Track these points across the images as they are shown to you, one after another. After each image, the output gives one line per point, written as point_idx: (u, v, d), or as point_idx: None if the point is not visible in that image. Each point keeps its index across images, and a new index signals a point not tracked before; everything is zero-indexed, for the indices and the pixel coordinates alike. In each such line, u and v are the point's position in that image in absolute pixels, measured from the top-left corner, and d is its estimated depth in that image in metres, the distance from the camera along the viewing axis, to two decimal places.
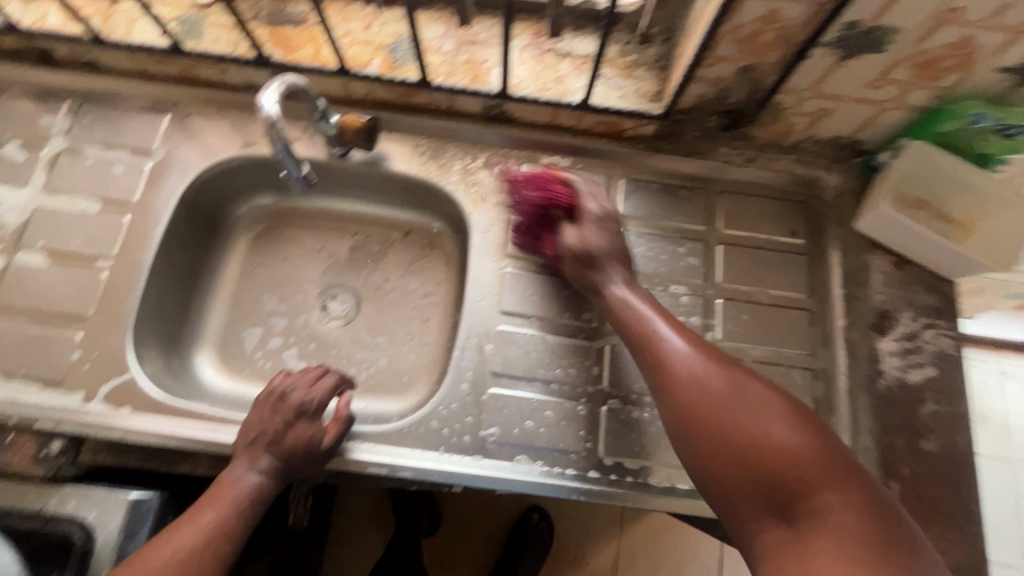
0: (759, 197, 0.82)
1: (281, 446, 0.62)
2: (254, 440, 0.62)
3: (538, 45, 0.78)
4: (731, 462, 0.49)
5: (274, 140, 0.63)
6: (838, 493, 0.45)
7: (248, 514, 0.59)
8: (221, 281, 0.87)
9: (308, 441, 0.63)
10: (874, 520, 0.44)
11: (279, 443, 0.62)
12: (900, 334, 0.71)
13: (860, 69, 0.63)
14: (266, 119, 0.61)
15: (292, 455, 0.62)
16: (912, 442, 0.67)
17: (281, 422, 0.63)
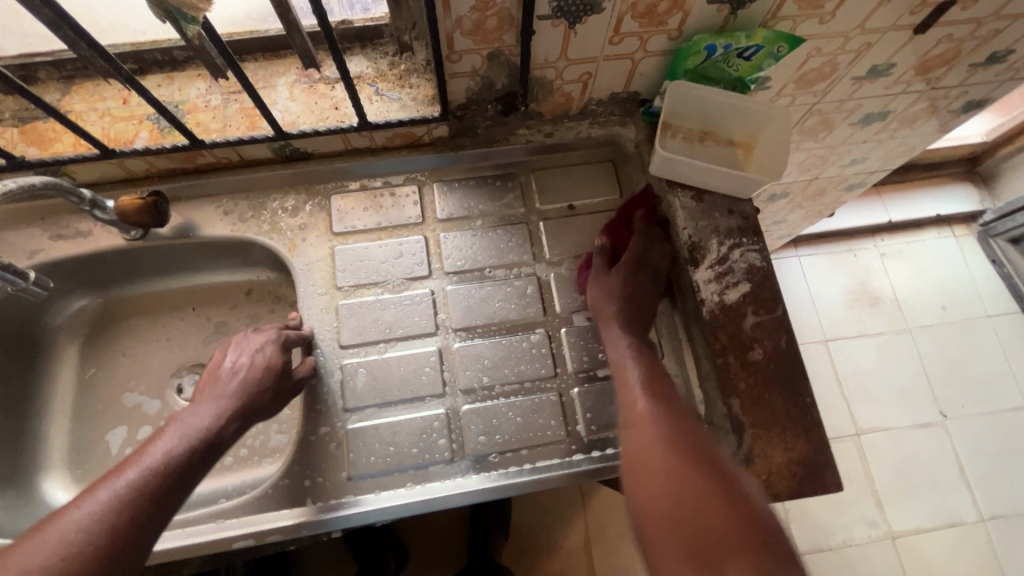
0: (567, 168, 0.85)
1: (188, 423, 0.61)
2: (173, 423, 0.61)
3: (306, 77, 0.77)
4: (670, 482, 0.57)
5: None
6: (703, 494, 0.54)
7: (187, 463, 0.57)
8: (61, 397, 0.82)
9: (199, 424, 0.61)
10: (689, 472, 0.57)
11: (184, 424, 0.60)
12: (711, 261, 0.75)
13: (593, 32, 0.66)
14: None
15: (189, 440, 0.59)
16: (742, 357, 0.71)
17: (196, 407, 0.63)
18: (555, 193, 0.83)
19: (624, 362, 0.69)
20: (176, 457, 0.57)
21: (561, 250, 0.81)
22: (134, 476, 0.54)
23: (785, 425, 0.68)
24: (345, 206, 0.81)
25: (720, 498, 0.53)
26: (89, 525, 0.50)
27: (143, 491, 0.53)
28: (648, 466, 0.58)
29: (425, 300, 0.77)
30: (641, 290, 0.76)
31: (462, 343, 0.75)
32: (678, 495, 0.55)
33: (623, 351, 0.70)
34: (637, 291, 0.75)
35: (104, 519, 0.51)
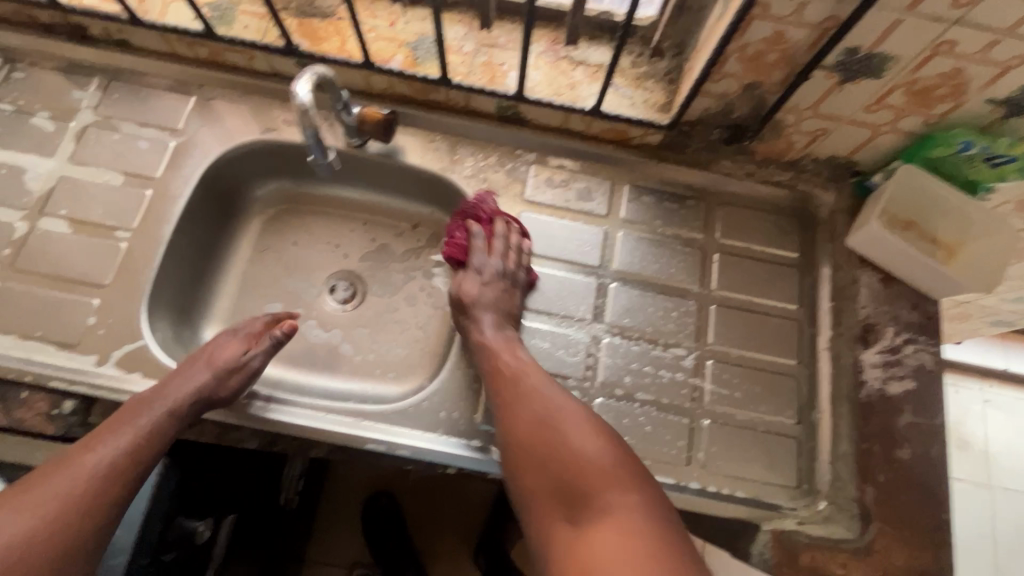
0: (756, 211, 0.85)
1: (162, 405, 0.62)
2: (138, 405, 0.62)
3: (554, 51, 0.81)
4: (550, 476, 0.61)
5: (308, 126, 0.65)
6: (607, 488, 0.58)
7: (161, 431, 0.61)
8: (235, 260, 0.90)
9: (166, 408, 0.62)
10: (601, 480, 0.58)
11: (152, 408, 0.62)
12: (883, 347, 0.74)
13: (858, 93, 0.66)
14: (300, 105, 0.64)
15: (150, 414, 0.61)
16: (889, 451, 0.70)
17: (168, 386, 0.64)
18: (738, 232, 0.84)
19: (510, 362, 0.69)
20: (143, 442, 0.60)
21: (729, 286, 0.81)
22: (87, 463, 0.56)
23: (914, 531, 0.67)
24: (541, 178, 0.84)
25: (619, 465, 0.60)
26: (91, 473, 0.56)
27: (117, 467, 0.57)
28: (547, 435, 0.62)
29: (589, 289, 0.79)
30: (503, 298, 0.75)
31: (612, 341, 0.77)
32: (577, 463, 0.60)
33: (485, 336, 0.72)
34: (500, 297, 0.75)
35: (100, 468, 0.56)
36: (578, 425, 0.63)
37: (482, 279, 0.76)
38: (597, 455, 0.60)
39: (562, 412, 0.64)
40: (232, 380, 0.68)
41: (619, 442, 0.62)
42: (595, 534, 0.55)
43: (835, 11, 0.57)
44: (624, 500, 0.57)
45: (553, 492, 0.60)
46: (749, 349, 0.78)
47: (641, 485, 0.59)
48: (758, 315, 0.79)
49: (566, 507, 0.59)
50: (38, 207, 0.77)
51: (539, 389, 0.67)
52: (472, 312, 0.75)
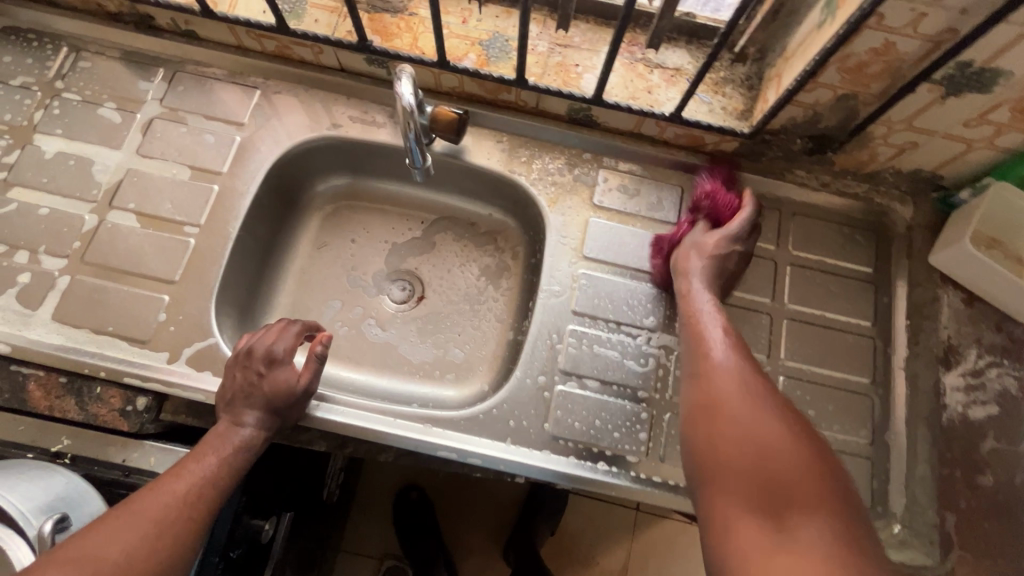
0: (831, 222, 0.82)
1: (233, 440, 0.61)
2: (213, 438, 0.61)
3: (630, 53, 0.79)
4: (736, 459, 0.54)
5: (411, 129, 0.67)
6: (813, 495, 0.49)
7: (236, 464, 0.60)
8: (295, 257, 0.89)
9: (239, 441, 0.61)
10: (829, 505, 0.49)
11: (226, 441, 0.61)
12: (966, 370, 0.72)
13: (959, 108, 0.64)
14: (404, 107, 0.65)
15: (220, 450, 0.60)
16: (970, 477, 0.69)
17: (233, 418, 0.63)
18: (811, 244, 0.81)
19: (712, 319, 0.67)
20: (223, 474, 0.58)
21: (801, 299, 0.79)
22: (177, 490, 0.55)
23: (996, 559, 0.66)
24: (610, 182, 0.82)
25: (820, 474, 0.51)
26: (169, 511, 0.53)
27: (194, 500, 0.55)
28: (748, 430, 0.55)
29: (659, 299, 0.78)
30: (714, 268, 0.73)
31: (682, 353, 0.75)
32: (775, 458, 0.52)
33: (694, 286, 0.71)
34: (709, 267, 0.72)
35: (177, 505, 0.54)
36: (756, 408, 0.56)
37: (712, 249, 0.74)
38: (797, 457, 0.52)
39: (799, 441, 0.54)
40: (292, 409, 0.66)
41: (818, 441, 0.55)
42: (799, 538, 0.47)
43: (954, 25, 0.54)
44: (815, 521, 0.48)
45: (743, 481, 0.52)
46: (823, 365, 0.76)
47: (811, 453, 0.53)
48: (831, 331, 0.77)
49: (761, 504, 0.50)
50: (107, 200, 0.77)
51: (711, 368, 0.61)
52: (682, 272, 0.73)
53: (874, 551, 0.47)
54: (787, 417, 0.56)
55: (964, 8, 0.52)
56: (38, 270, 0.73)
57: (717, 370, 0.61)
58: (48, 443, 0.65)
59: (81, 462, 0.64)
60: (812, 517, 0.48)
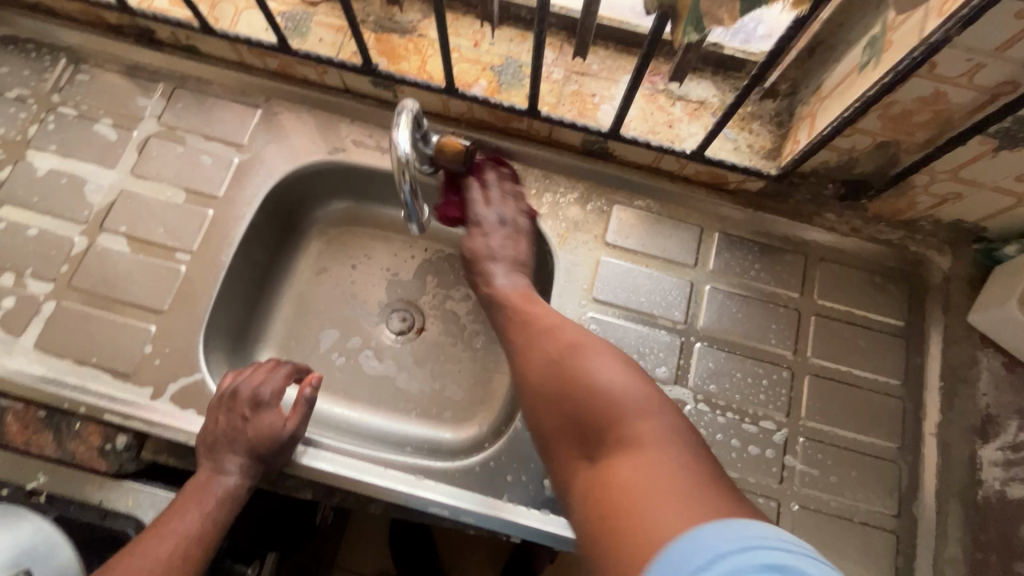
0: (861, 271, 0.77)
1: (216, 491, 0.55)
2: (194, 490, 0.55)
3: (651, 84, 0.74)
4: (557, 408, 0.54)
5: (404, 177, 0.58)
6: (647, 422, 0.48)
7: (221, 517, 0.54)
8: (292, 282, 0.85)
9: (222, 492, 0.55)
10: (645, 417, 0.49)
11: (208, 493, 0.55)
12: (1005, 443, 0.67)
13: (1013, 163, 0.58)
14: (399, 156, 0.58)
15: (202, 503, 0.54)
16: (1007, 562, 0.63)
17: (214, 465, 0.56)
18: (840, 293, 0.76)
19: (552, 317, 0.62)
20: (209, 532, 0.53)
21: (826, 354, 0.73)
22: (161, 553, 0.50)
23: None
24: (625, 219, 0.78)
25: (648, 392, 0.51)
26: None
27: (176, 565, 0.50)
28: (563, 375, 0.54)
29: (671, 348, 0.73)
30: (513, 246, 0.71)
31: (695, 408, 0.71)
32: (602, 392, 0.51)
33: (498, 286, 0.68)
34: (514, 247, 0.71)
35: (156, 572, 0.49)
36: (569, 343, 0.57)
37: (496, 228, 0.71)
38: (610, 378, 0.52)
39: (625, 380, 0.52)
40: (280, 456, 0.59)
41: (638, 373, 0.53)
42: (625, 465, 0.45)
43: (1016, 78, 0.49)
44: (650, 433, 0.47)
45: (572, 431, 0.52)
46: (848, 428, 0.70)
47: (631, 390, 0.51)
48: (858, 390, 0.72)
49: (582, 442, 0.51)
50: (97, 222, 0.74)
51: (529, 326, 0.62)
52: (480, 263, 0.70)
53: (723, 485, 0.43)
54: (617, 363, 0.54)
55: None
56: (23, 294, 0.70)
57: (533, 347, 0.59)
58: (23, 480, 0.63)
59: (57, 503, 0.62)
60: (641, 423, 0.48)
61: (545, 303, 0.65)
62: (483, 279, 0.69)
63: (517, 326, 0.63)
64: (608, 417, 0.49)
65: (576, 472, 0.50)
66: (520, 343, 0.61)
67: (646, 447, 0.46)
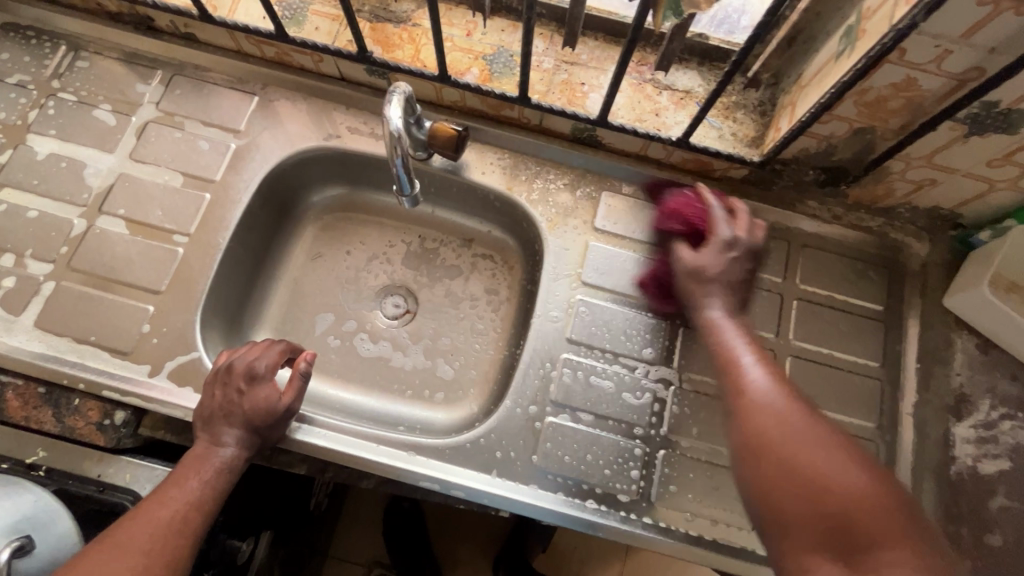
0: (842, 256, 0.79)
1: (213, 461, 0.57)
2: (192, 460, 0.57)
3: (638, 74, 0.76)
4: (789, 488, 0.44)
5: (395, 152, 0.61)
6: (889, 531, 0.40)
7: (219, 485, 0.56)
8: (287, 267, 0.87)
9: (220, 462, 0.57)
10: (877, 513, 0.40)
11: (207, 463, 0.57)
12: (977, 421, 0.69)
13: (982, 148, 0.60)
14: (391, 131, 0.60)
15: (200, 472, 0.56)
16: (977, 535, 0.66)
17: (211, 438, 0.59)
18: (821, 278, 0.78)
19: (739, 344, 0.57)
20: (207, 501, 0.55)
21: (807, 337, 0.75)
22: (162, 518, 0.52)
23: None
24: (614, 205, 0.79)
25: (888, 492, 0.42)
26: (151, 541, 0.50)
27: (178, 528, 0.52)
28: (782, 442, 0.46)
29: (657, 329, 0.75)
30: (738, 269, 0.64)
31: (681, 388, 0.73)
32: (833, 488, 0.42)
33: (716, 315, 0.61)
34: (735, 272, 0.63)
35: (159, 534, 0.51)
36: (779, 415, 0.48)
37: (721, 250, 0.64)
38: (850, 481, 0.42)
39: (856, 470, 0.43)
40: (275, 429, 0.61)
41: (858, 449, 0.45)
42: None
43: (980, 63, 0.51)
44: (904, 559, 0.38)
45: (818, 530, 0.41)
46: (828, 408, 0.73)
47: (881, 485, 0.42)
48: (838, 371, 0.74)
49: (838, 558, 0.40)
50: (96, 205, 0.75)
51: (739, 388, 0.51)
52: (700, 281, 0.64)
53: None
54: (833, 436, 0.46)
55: (992, 47, 0.49)
56: (23, 274, 0.71)
57: (745, 393, 0.51)
58: (23, 454, 0.64)
59: (57, 475, 0.63)
60: (892, 548, 0.39)
61: (744, 332, 0.59)
62: (703, 303, 0.62)
63: (715, 356, 0.57)
64: (845, 519, 0.41)
65: (804, 571, 0.41)
66: (726, 373, 0.54)
67: (890, 563, 0.39)
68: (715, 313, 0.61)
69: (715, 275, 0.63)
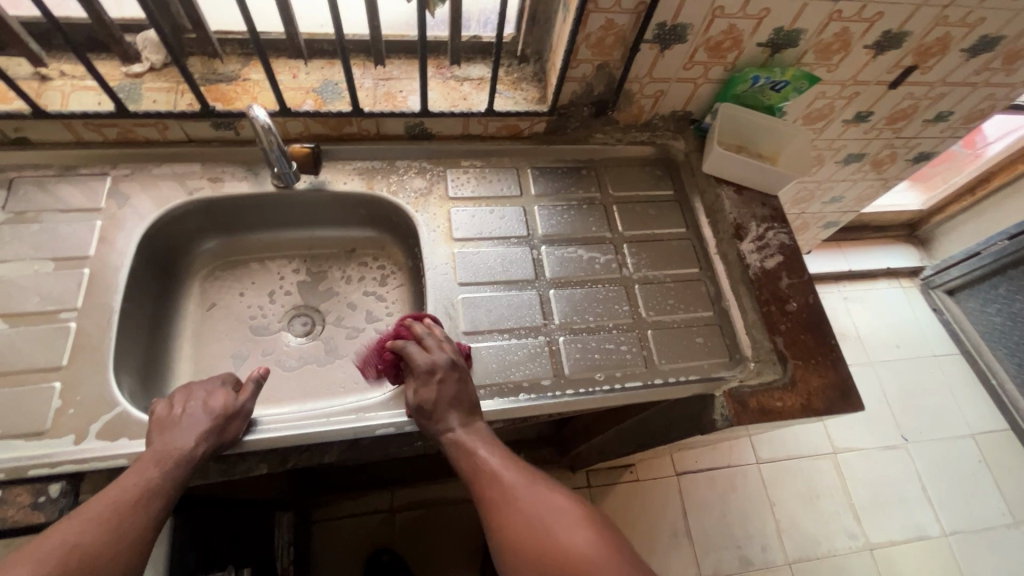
0: (633, 166, 1.05)
1: (174, 452, 0.62)
2: (153, 454, 0.62)
3: (441, 74, 0.97)
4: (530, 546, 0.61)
5: (273, 144, 0.81)
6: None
7: (181, 475, 0.61)
8: (185, 323, 0.91)
9: (180, 453, 0.62)
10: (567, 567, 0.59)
11: (168, 454, 0.62)
12: (753, 237, 0.96)
13: (675, 56, 0.89)
14: (262, 125, 0.78)
15: (164, 460, 0.61)
16: (782, 307, 0.91)
17: (171, 437, 0.63)
18: (624, 184, 1.03)
19: (491, 459, 0.69)
20: (167, 485, 0.60)
21: (631, 225, 0.99)
22: (132, 491, 0.58)
23: (819, 359, 0.87)
24: (459, 178, 0.98)
25: (608, 557, 0.59)
26: (124, 507, 0.56)
27: (145, 504, 0.58)
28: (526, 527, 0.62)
29: (524, 255, 0.93)
30: (451, 386, 0.73)
31: (558, 289, 0.91)
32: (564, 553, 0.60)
33: (456, 432, 0.70)
34: (460, 391, 0.73)
35: (127, 504, 0.57)
36: (549, 504, 0.64)
37: (442, 369, 0.73)
38: (572, 537, 0.61)
39: (604, 548, 0.60)
40: (231, 426, 0.68)
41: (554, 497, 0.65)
42: None
43: None
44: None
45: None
46: (663, 267, 0.95)
47: (544, 513, 0.63)
48: (659, 240, 0.98)
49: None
50: None
51: (489, 472, 0.67)
52: (437, 415, 0.71)
53: None
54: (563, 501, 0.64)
55: None
56: None
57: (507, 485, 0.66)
58: None
59: None
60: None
61: (484, 442, 0.70)
62: (442, 429, 0.71)
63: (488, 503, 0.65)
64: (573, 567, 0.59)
65: None
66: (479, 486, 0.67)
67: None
68: (455, 432, 0.70)
69: (439, 403, 0.71)
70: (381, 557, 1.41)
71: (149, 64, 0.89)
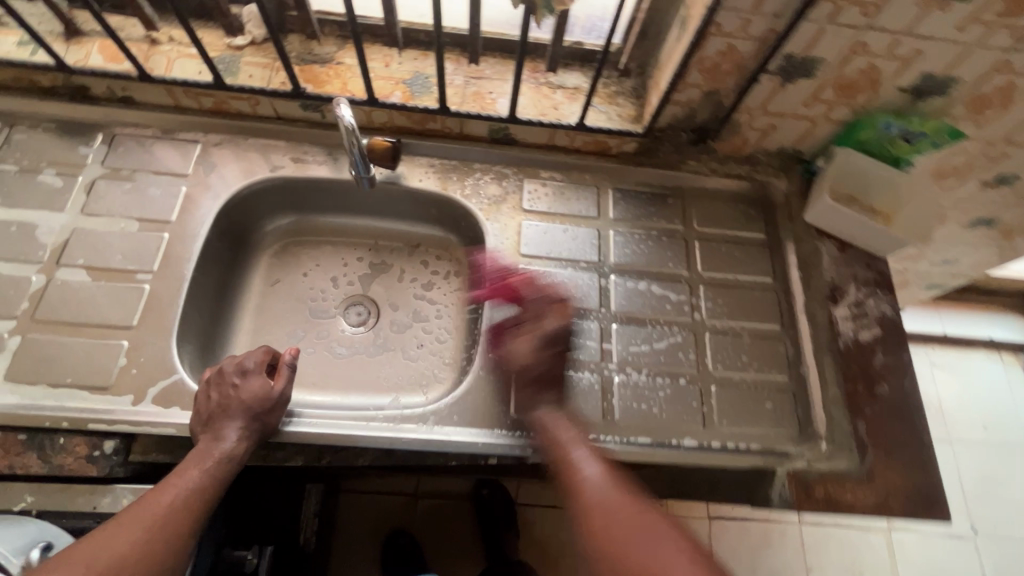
0: (724, 200, 0.96)
1: (216, 451, 0.63)
2: (196, 453, 0.63)
3: (534, 79, 0.92)
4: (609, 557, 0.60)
5: (354, 146, 0.79)
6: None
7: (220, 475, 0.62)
8: (249, 296, 0.93)
9: (220, 451, 0.63)
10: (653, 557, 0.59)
11: (209, 453, 0.63)
12: (849, 302, 0.87)
13: (797, 92, 0.80)
14: (347, 125, 0.76)
15: (204, 461, 0.62)
16: (870, 387, 0.81)
17: (213, 434, 0.64)
18: (711, 220, 0.95)
19: (564, 435, 0.70)
20: (207, 488, 0.61)
21: (712, 266, 0.91)
22: (173, 496, 0.59)
23: (903, 453, 0.77)
24: (535, 190, 0.93)
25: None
26: (166, 513, 0.58)
27: (185, 509, 0.59)
28: (609, 530, 0.61)
29: (591, 282, 0.88)
30: (548, 364, 0.75)
31: (621, 325, 0.85)
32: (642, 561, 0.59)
33: (542, 412, 0.72)
34: (534, 364, 0.74)
35: (168, 509, 0.58)
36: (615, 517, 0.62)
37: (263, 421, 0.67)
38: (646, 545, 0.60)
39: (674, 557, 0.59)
40: (270, 418, 0.68)
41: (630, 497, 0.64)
42: None
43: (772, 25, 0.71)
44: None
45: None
46: (740, 318, 0.87)
47: (633, 507, 0.63)
48: (741, 288, 0.90)
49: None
50: (53, 259, 0.78)
51: (569, 473, 0.67)
52: (535, 398, 0.74)
53: None
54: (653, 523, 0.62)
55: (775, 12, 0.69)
56: None
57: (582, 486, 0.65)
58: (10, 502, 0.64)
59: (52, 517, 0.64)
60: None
61: (560, 422, 0.71)
62: (534, 404, 0.74)
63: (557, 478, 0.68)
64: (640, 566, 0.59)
65: None
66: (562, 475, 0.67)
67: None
68: (542, 409, 0.73)
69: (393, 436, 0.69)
70: (399, 540, 1.43)
71: (251, 37, 0.90)
